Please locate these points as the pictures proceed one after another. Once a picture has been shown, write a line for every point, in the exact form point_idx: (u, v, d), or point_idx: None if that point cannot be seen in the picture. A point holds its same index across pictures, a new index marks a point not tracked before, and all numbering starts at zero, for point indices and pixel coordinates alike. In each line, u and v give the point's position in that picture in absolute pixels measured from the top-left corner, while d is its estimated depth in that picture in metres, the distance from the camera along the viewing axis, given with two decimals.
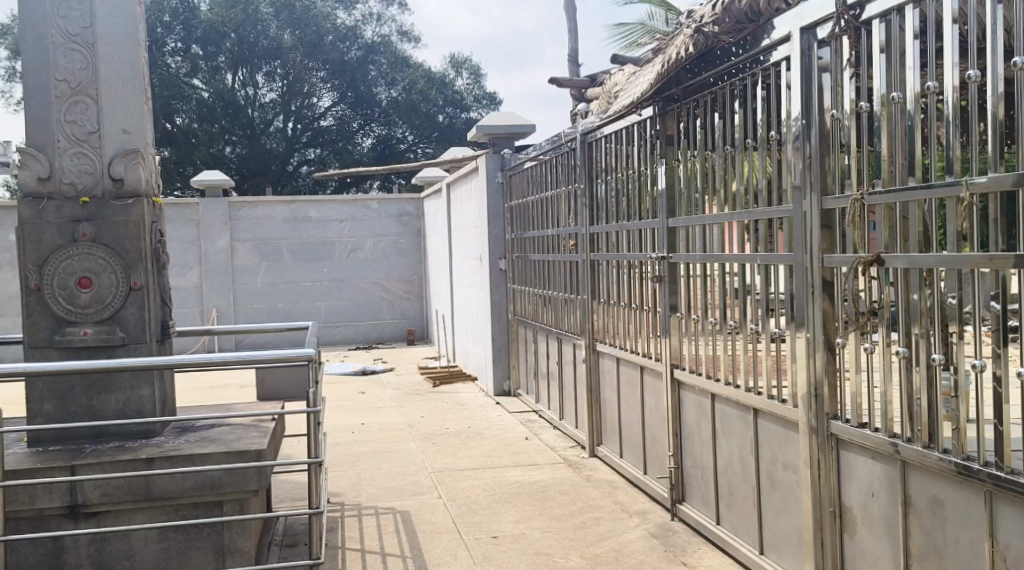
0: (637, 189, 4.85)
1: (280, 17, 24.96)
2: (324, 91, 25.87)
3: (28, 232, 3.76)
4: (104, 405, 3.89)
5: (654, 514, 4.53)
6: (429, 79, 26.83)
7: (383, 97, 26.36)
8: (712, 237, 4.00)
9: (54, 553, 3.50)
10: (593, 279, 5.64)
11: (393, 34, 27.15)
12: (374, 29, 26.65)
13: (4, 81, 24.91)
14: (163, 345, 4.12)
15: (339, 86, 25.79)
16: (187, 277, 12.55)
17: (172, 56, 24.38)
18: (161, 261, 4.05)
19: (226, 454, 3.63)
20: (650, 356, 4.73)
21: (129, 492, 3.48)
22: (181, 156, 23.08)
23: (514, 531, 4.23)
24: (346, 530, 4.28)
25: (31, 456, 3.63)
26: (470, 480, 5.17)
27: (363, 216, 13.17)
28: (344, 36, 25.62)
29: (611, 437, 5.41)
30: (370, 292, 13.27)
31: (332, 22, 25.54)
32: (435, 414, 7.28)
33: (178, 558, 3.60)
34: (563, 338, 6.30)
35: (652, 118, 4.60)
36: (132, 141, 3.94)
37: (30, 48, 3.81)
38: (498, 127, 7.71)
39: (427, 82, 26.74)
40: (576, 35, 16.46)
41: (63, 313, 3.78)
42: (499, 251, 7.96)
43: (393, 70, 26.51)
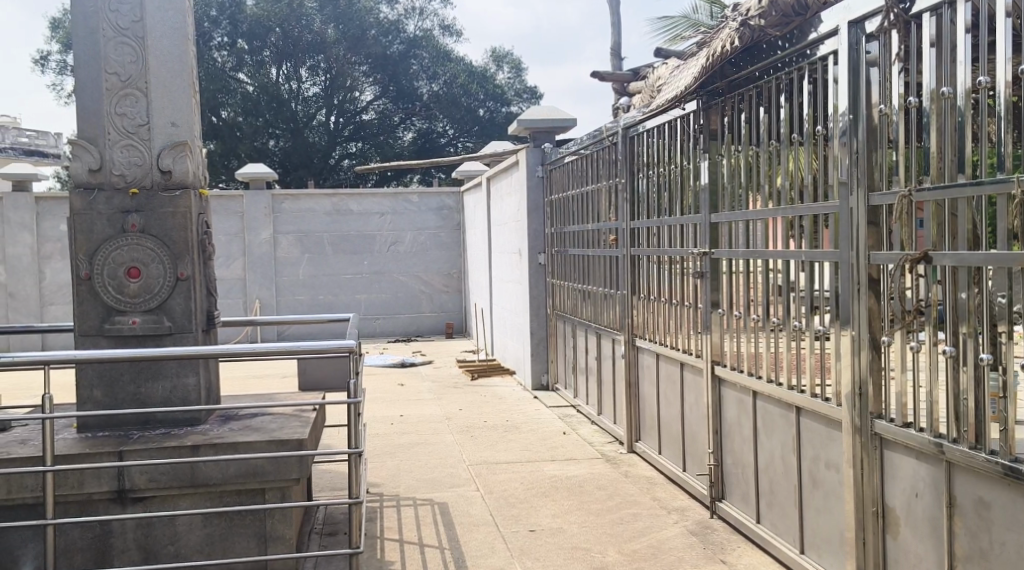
0: (680, 184, 4.82)
1: (324, 12, 25.14)
2: (366, 86, 26.06)
3: (79, 222, 3.85)
4: (151, 393, 3.97)
5: (693, 511, 4.50)
6: (470, 74, 26.94)
7: (425, 91, 26.49)
8: (755, 233, 3.96)
9: (102, 536, 3.59)
10: (634, 275, 5.62)
11: (435, 29, 27.23)
12: (416, 23, 26.74)
13: (56, 74, 25.51)
14: (209, 335, 4.19)
15: (381, 80, 25.96)
16: (231, 268, 12.73)
17: (218, 50, 24.69)
18: (208, 252, 4.12)
19: (269, 443, 3.69)
20: (690, 352, 4.70)
21: (175, 478, 3.55)
22: (226, 149, 23.44)
23: (552, 525, 4.24)
24: (385, 520, 4.32)
25: (80, 442, 3.72)
26: (507, 474, 5.18)
27: (403, 210, 13.25)
28: (386, 31, 25.75)
29: (650, 433, 5.38)
30: (409, 286, 13.35)
31: (375, 16, 25.69)
32: (472, 407, 7.31)
33: (220, 544, 3.66)
34: (602, 333, 6.29)
35: (695, 112, 4.57)
36: (180, 134, 4.00)
37: (82, 42, 3.90)
38: (539, 121, 7.71)
39: (468, 77, 26.86)
40: (618, 29, 16.42)
41: (112, 301, 3.86)
42: (539, 245, 7.96)
43: (435, 65, 26.63)
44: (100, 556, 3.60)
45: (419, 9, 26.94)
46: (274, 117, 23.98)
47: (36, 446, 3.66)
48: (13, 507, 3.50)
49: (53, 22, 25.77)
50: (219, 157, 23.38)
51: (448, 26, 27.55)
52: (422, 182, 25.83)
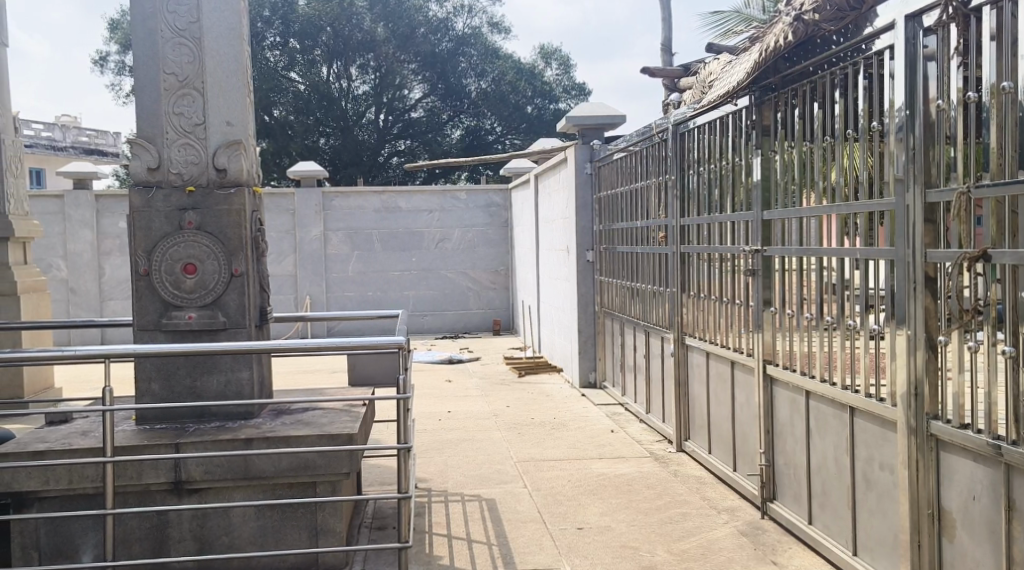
0: (731, 180, 4.77)
1: (374, 10, 25.27)
2: (415, 83, 26.22)
3: (138, 219, 3.94)
4: (206, 386, 4.06)
5: (743, 512, 4.46)
6: (519, 70, 26.93)
7: (473, 88, 26.59)
8: (809, 229, 3.90)
9: (159, 527, 3.68)
10: (684, 272, 5.58)
11: (484, 26, 27.28)
12: (465, 21, 26.80)
13: (115, 74, 26.12)
14: (261, 331, 4.27)
15: (430, 77, 26.12)
16: (283, 265, 12.91)
17: (271, 50, 25.02)
18: (261, 248, 4.19)
19: (320, 438, 3.74)
20: (741, 351, 4.65)
21: (229, 471, 3.63)
22: (278, 148, 23.78)
23: (600, 523, 4.23)
24: (433, 515, 4.35)
25: (139, 434, 3.81)
26: (555, 471, 5.18)
27: (451, 207, 13.32)
28: (436, 28, 25.84)
29: (700, 431, 5.34)
30: (457, 283, 13.43)
31: (424, 14, 25.79)
32: (520, 404, 7.33)
33: (273, 537, 3.72)
34: (651, 331, 6.25)
35: (748, 108, 4.52)
36: (235, 133, 4.08)
37: (141, 43, 3.99)
38: (588, 118, 7.67)
39: (517, 73, 26.85)
40: (669, 24, 16.28)
41: (169, 297, 3.95)
42: (587, 242, 7.94)
43: (484, 62, 26.68)
44: (157, 545, 3.68)
45: (468, 7, 26.97)
46: (325, 115, 24.31)
47: (96, 438, 3.76)
48: (74, 497, 3.60)
49: (112, 23, 26.39)
50: (271, 154, 23.71)
51: (497, 23, 27.56)
52: (471, 179, 25.91)
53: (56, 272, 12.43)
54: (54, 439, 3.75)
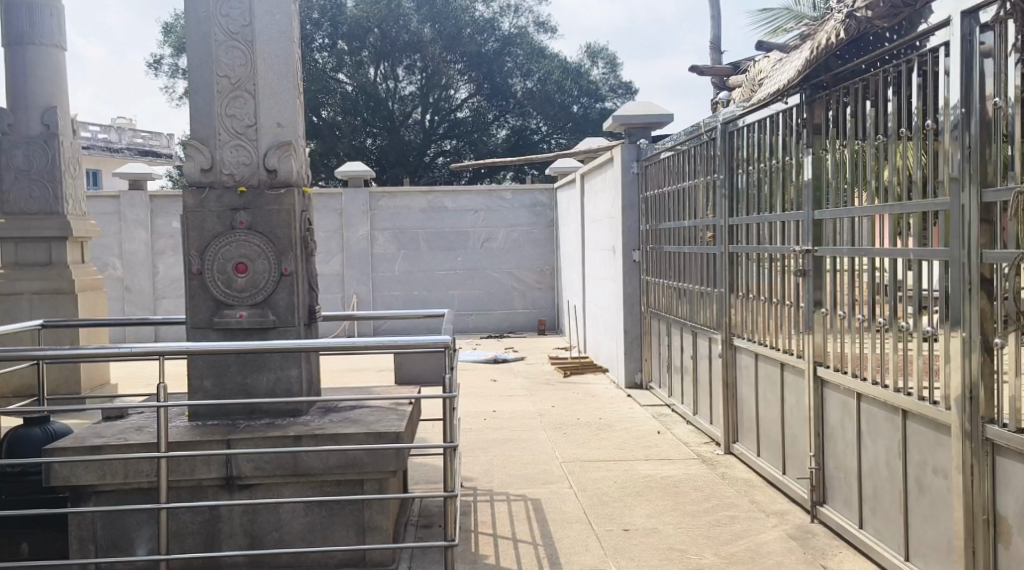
0: (781, 179, 4.71)
1: (421, 11, 25.34)
2: (461, 83, 26.37)
3: (191, 220, 4.02)
4: (257, 384, 4.12)
5: (793, 515, 4.40)
6: (565, 69, 26.89)
7: (519, 88, 26.61)
8: (861, 230, 3.83)
9: (211, 521, 3.74)
10: (732, 273, 5.52)
11: (530, 26, 27.29)
12: (511, 21, 26.83)
13: (168, 76, 26.67)
14: (310, 329, 4.33)
15: (476, 77, 26.22)
16: (330, 264, 13.06)
17: (319, 52, 25.25)
18: (310, 248, 4.25)
19: (367, 436, 3.78)
20: (792, 353, 4.59)
21: (279, 467, 3.68)
22: (326, 148, 24.07)
23: (647, 525, 4.20)
24: (479, 514, 4.37)
25: (191, 430, 3.89)
26: (600, 472, 5.17)
27: (497, 207, 13.34)
28: (482, 28, 25.84)
29: (749, 434, 5.28)
30: (502, 282, 13.45)
31: (470, 14, 25.82)
32: (565, 404, 7.33)
33: (322, 533, 3.77)
34: (699, 332, 6.20)
35: (799, 106, 4.46)
36: (285, 134, 4.13)
37: (196, 46, 4.07)
38: (634, 117, 7.63)
39: (563, 73, 26.81)
40: (718, 23, 16.15)
41: (221, 296, 4.02)
42: (634, 242, 7.89)
43: (531, 61, 26.64)
44: (209, 540, 3.74)
45: (514, 7, 27.02)
46: (372, 116, 24.59)
47: (151, 433, 3.85)
48: (129, 491, 3.68)
49: (166, 26, 26.98)
50: (319, 155, 23.98)
51: (543, 23, 27.58)
52: (517, 178, 25.94)
53: (112, 270, 12.74)
54: (110, 434, 3.84)
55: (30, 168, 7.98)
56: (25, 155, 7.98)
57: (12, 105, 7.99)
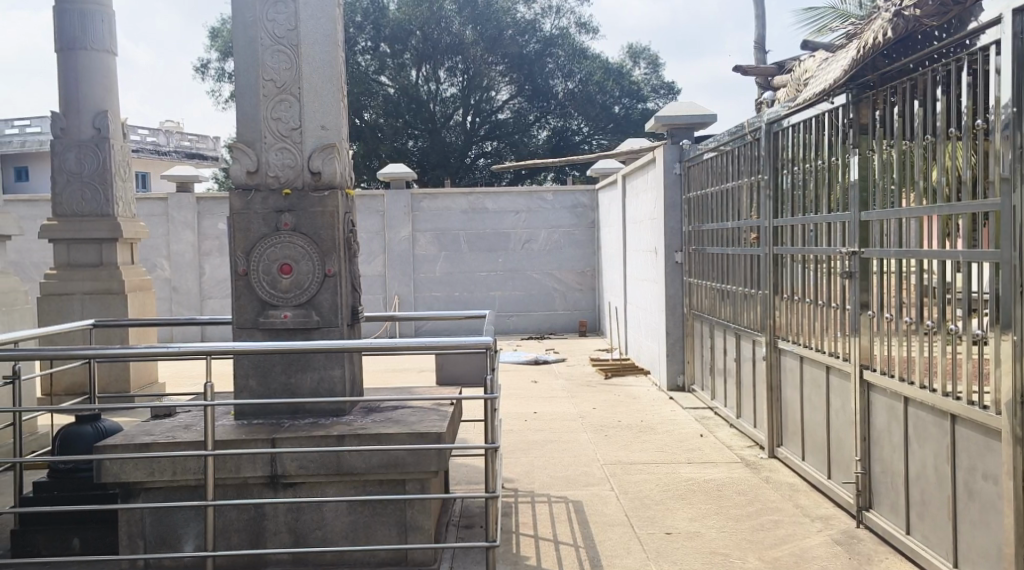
0: (827, 179, 4.65)
1: (463, 13, 25.37)
2: (503, 85, 26.44)
3: (238, 222, 4.08)
4: (301, 383, 4.17)
5: (838, 520, 4.33)
6: (606, 70, 26.81)
7: (560, 89, 26.60)
8: (909, 231, 3.75)
9: (256, 519, 3.78)
10: (777, 275, 5.44)
11: (571, 26, 27.25)
12: (553, 22, 26.81)
13: (214, 81, 27.14)
14: (353, 330, 4.37)
15: (517, 79, 26.23)
16: (372, 265, 13.17)
17: (362, 54, 25.42)
18: (352, 249, 4.29)
19: (409, 436, 3.80)
20: (837, 356, 4.52)
21: (322, 466, 3.72)
22: (368, 150, 24.29)
23: (689, 529, 4.17)
24: (520, 516, 4.37)
25: (237, 428, 3.95)
26: (642, 474, 5.14)
27: (538, 208, 13.34)
28: (523, 29, 25.80)
29: (793, 437, 5.21)
30: (543, 283, 13.45)
31: (512, 16, 25.79)
32: (607, 406, 7.30)
33: (365, 532, 3.80)
34: (742, 334, 6.13)
35: (845, 106, 4.39)
36: (329, 136, 4.18)
37: (242, 50, 4.13)
38: (676, 118, 7.56)
39: (605, 73, 26.74)
40: (763, 22, 15.98)
41: (267, 296, 4.08)
42: (676, 243, 7.83)
43: (572, 62, 26.55)
44: (254, 538, 3.79)
45: (556, 8, 26.98)
46: (413, 118, 24.76)
47: (198, 432, 3.91)
48: (177, 488, 3.74)
49: (212, 31, 27.43)
50: (361, 157, 24.22)
51: (584, 24, 27.50)
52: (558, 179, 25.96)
53: (160, 271, 13.00)
54: (159, 432, 3.91)
55: (83, 171, 8.17)
56: (77, 157, 8.16)
57: (65, 109, 8.18)
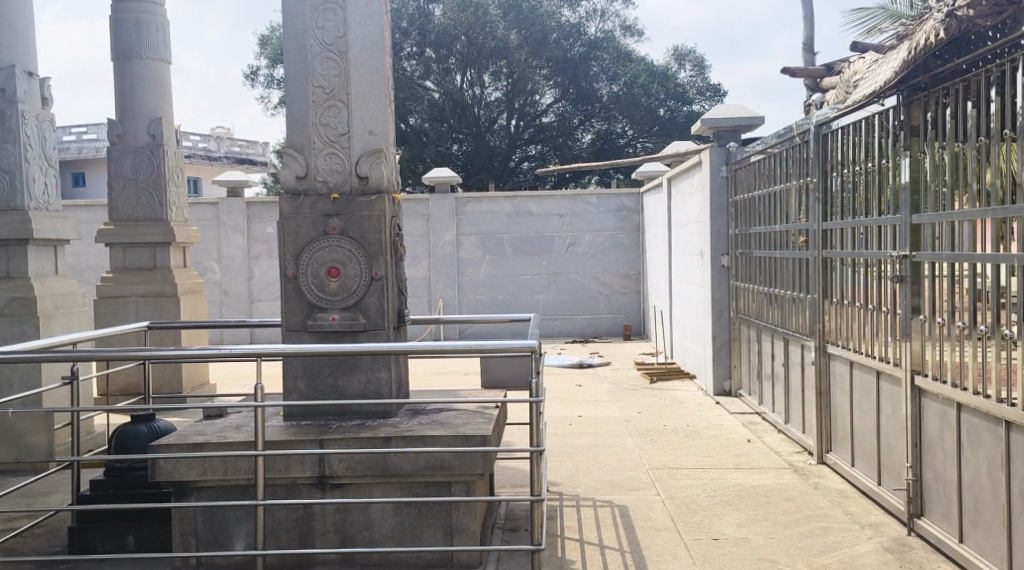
0: (877, 182, 4.58)
1: (508, 17, 25.33)
2: (547, 89, 26.47)
3: (287, 226, 4.15)
4: (348, 385, 4.22)
5: (888, 527, 4.26)
6: (651, 73, 26.67)
7: (605, 92, 26.55)
8: (962, 234, 3.67)
9: (304, 519, 3.84)
10: (826, 278, 5.37)
11: (617, 29, 27.17)
12: (598, 25, 26.75)
13: (263, 87, 27.59)
14: (398, 332, 4.41)
15: (562, 82, 26.23)
16: (417, 268, 13.27)
17: (407, 60, 25.65)
18: (398, 253, 4.33)
19: (455, 438, 3.81)
20: (888, 361, 4.44)
21: (369, 467, 3.76)
22: (413, 154, 24.50)
23: (736, 535, 4.13)
24: (565, 519, 4.37)
25: (287, 429, 4.01)
26: (688, 480, 5.10)
27: (583, 211, 13.33)
28: (568, 33, 25.79)
29: (843, 443, 5.13)
30: (587, 287, 13.42)
31: (556, 19, 25.71)
32: (652, 410, 7.26)
33: (411, 533, 3.83)
34: (790, 338, 6.06)
35: (896, 108, 4.33)
36: (376, 141, 4.22)
37: (292, 57, 4.21)
38: (724, 119, 7.54)
39: (650, 76, 26.62)
40: (811, 23, 15.79)
41: (315, 299, 4.14)
42: (722, 247, 7.76)
43: (616, 65, 26.45)
44: (303, 538, 3.84)
45: (601, 11, 26.94)
46: (458, 122, 24.89)
47: (249, 432, 3.98)
48: (228, 487, 3.81)
49: (262, 39, 27.91)
50: (406, 161, 24.46)
51: (629, 26, 27.40)
52: (602, 183, 25.92)
53: (211, 274, 13.24)
54: (211, 432, 3.99)
55: (137, 176, 8.36)
56: (133, 163, 8.35)
57: (121, 116, 8.38)
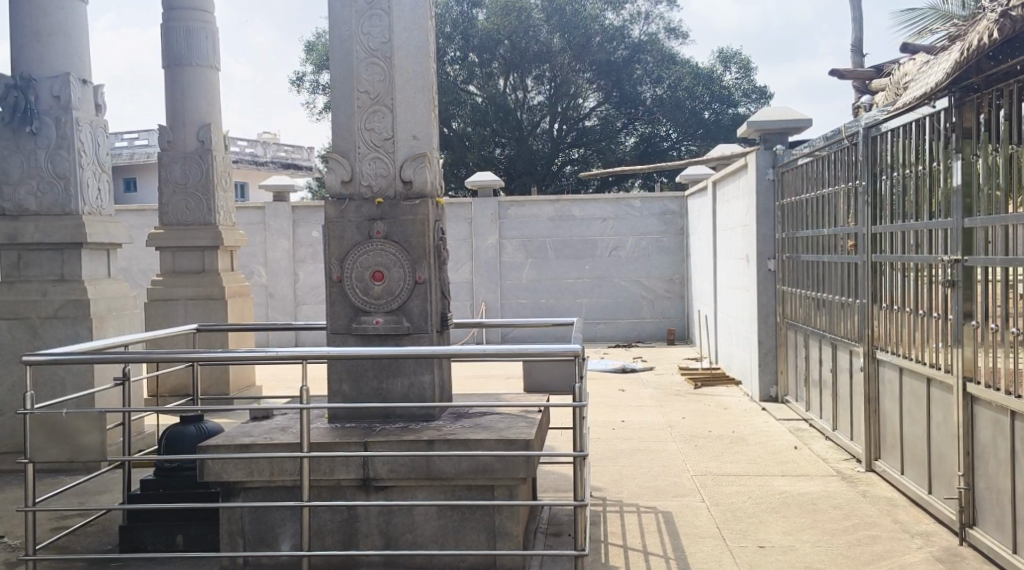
0: (928, 184, 4.48)
1: (551, 21, 25.18)
2: (591, 92, 26.44)
3: (333, 229, 4.19)
4: (392, 388, 4.25)
5: (939, 537, 4.16)
6: (696, 76, 26.46)
7: (648, 95, 26.43)
8: (1015, 238, 3.56)
9: (349, 521, 3.86)
10: (875, 283, 5.27)
11: (661, 32, 27.04)
12: (642, 28, 26.65)
13: (309, 92, 27.93)
14: (442, 336, 4.42)
15: (605, 86, 26.16)
16: (460, 272, 13.32)
17: (451, 65, 25.70)
18: (442, 257, 4.34)
19: (497, 442, 3.80)
20: (939, 368, 4.34)
21: (412, 470, 3.77)
22: (456, 158, 24.62)
23: (783, 543, 4.07)
24: (609, 525, 4.35)
25: (332, 431, 4.05)
26: (733, 486, 5.04)
27: (626, 215, 13.26)
28: (612, 37, 25.60)
29: (893, 451, 5.03)
30: (630, 291, 13.35)
31: (599, 22, 25.42)
32: (697, 416, 7.19)
33: (454, 536, 3.84)
34: (838, 344, 5.96)
35: (947, 110, 4.24)
36: (421, 146, 4.24)
37: (338, 63, 4.26)
38: (770, 122, 7.46)
39: (695, 78, 26.45)
40: (861, 24, 15.55)
41: (359, 302, 4.17)
42: (769, 250, 7.67)
43: (660, 68, 26.33)
44: (347, 540, 3.87)
45: (645, 14, 26.83)
46: (501, 126, 24.92)
47: (294, 434, 4.03)
48: (274, 488, 3.86)
49: (308, 45, 28.28)
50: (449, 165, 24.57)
51: (673, 29, 27.25)
52: (645, 186, 25.83)
53: (257, 278, 13.43)
54: (258, 434, 4.05)
55: (187, 181, 8.52)
56: (183, 168, 8.51)
57: (171, 123, 8.55)
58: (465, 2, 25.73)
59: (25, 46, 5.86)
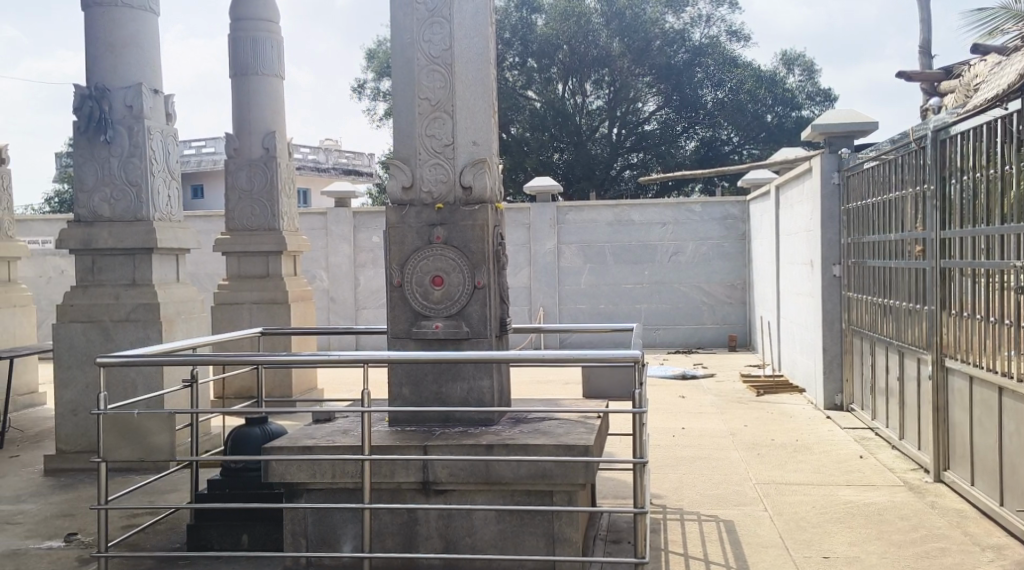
0: (1000, 188, 4.33)
1: (611, 26, 25.21)
2: (650, 96, 26.31)
3: (394, 235, 4.24)
4: (451, 393, 4.27)
5: (1012, 550, 4.01)
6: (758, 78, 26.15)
7: (709, 98, 26.13)
8: None
9: (409, 523, 3.89)
10: (945, 289, 5.12)
11: (721, 35, 26.80)
12: (703, 31, 26.46)
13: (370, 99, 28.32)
14: (501, 341, 4.43)
15: (664, 89, 25.95)
16: (518, 277, 13.35)
17: (510, 70, 25.80)
18: (501, 262, 4.36)
19: (556, 447, 3.79)
20: (1011, 377, 4.19)
21: (472, 474, 3.79)
22: (514, 163, 24.67)
23: (848, 554, 3.97)
24: (669, 533, 4.30)
25: (393, 435, 4.09)
26: (797, 496, 4.94)
27: (686, 219, 13.13)
28: (673, 40, 25.61)
29: (962, 461, 4.87)
30: (688, 296, 13.22)
31: (660, 26, 25.42)
32: (759, 424, 7.07)
33: (513, 540, 3.84)
34: (906, 351, 5.81)
35: (1019, 111, 4.08)
36: (480, 151, 4.27)
37: (399, 71, 4.31)
38: (835, 125, 7.29)
39: (756, 81, 26.13)
40: (930, 25, 15.18)
41: (420, 307, 4.21)
42: (834, 255, 7.52)
43: (721, 71, 26.03)
44: (407, 543, 3.90)
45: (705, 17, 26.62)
46: (559, 131, 24.89)
47: (355, 437, 4.08)
48: (335, 491, 3.91)
49: (370, 53, 28.71)
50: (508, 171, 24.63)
51: (735, 32, 26.96)
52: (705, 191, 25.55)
53: (320, 282, 13.67)
54: (319, 436, 4.11)
55: (252, 188, 8.72)
56: (248, 175, 8.72)
57: (238, 131, 8.76)
58: (524, 8, 25.84)
59: (100, 57, 6.07)
